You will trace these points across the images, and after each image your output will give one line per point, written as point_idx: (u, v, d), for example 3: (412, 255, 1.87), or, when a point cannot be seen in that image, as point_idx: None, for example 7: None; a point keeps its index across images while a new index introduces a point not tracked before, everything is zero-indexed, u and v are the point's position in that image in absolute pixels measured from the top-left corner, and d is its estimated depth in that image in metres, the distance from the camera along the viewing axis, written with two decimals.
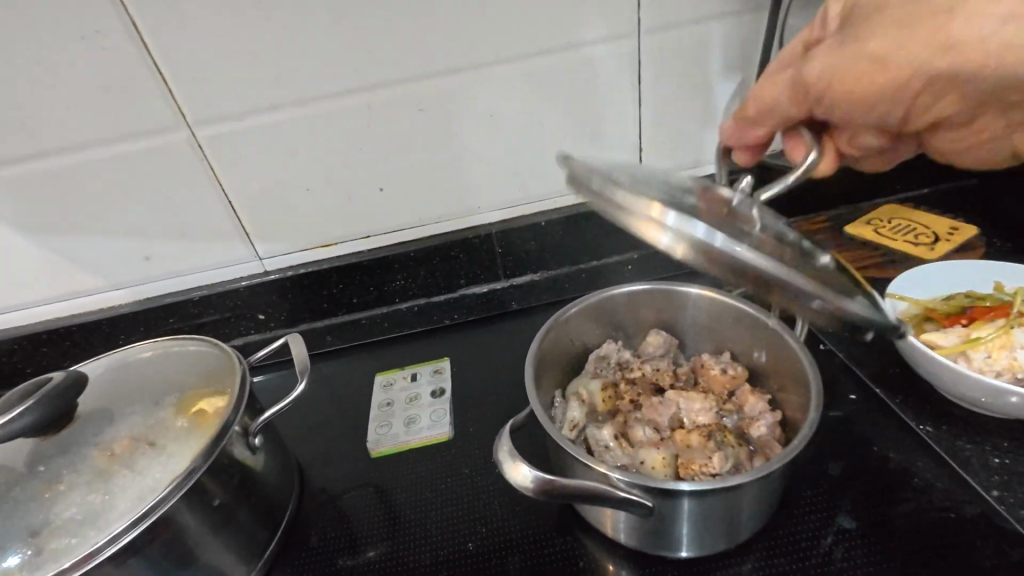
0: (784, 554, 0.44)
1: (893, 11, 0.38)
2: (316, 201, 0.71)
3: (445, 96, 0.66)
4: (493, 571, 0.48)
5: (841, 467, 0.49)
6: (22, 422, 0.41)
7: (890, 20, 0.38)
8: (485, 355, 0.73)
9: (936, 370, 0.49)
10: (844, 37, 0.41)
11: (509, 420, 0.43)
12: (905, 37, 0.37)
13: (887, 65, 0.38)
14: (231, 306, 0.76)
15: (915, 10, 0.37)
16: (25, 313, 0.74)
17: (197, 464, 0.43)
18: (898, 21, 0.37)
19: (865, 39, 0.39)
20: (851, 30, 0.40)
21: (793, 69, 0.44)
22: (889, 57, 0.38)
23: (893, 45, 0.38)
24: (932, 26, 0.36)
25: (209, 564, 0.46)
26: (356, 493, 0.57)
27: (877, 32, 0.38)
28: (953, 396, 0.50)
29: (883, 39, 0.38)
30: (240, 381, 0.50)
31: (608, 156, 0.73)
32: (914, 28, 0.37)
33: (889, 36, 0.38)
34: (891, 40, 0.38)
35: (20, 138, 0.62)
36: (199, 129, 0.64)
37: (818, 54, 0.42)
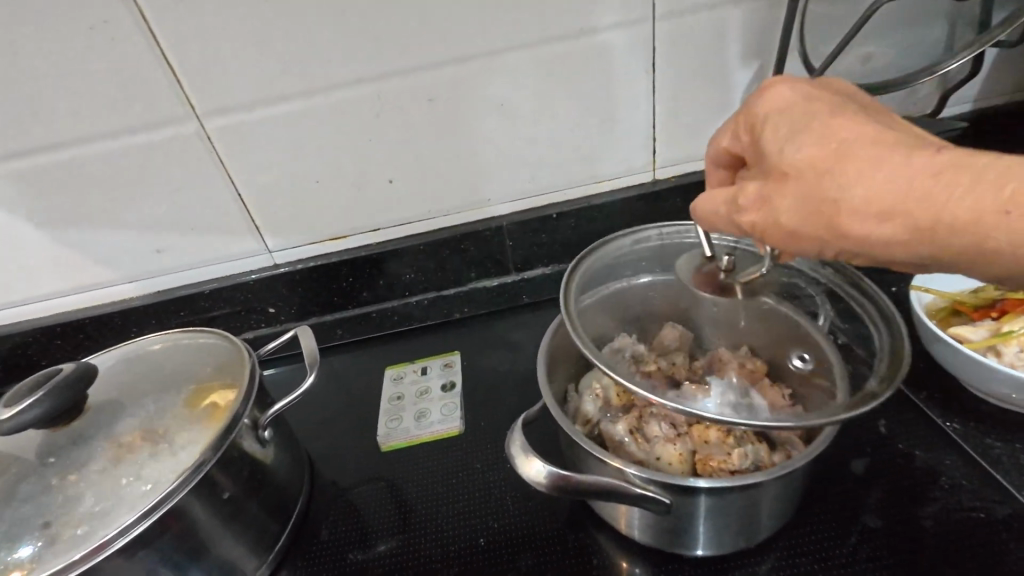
0: (806, 553, 0.43)
1: (798, 182, 0.35)
2: (325, 193, 0.70)
3: (455, 86, 0.65)
4: (505, 567, 0.47)
5: (864, 465, 0.48)
6: (33, 412, 0.41)
7: (795, 191, 0.36)
8: (496, 350, 0.72)
9: (965, 366, 0.47)
10: (759, 191, 0.38)
11: (522, 414, 0.42)
12: (805, 213, 0.36)
13: (799, 234, 0.36)
14: (241, 299, 0.75)
15: (810, 188, 0.35)
16: (38, 306, 0.74)
17: (206, 457, 0.43)
18: (796, 194, 0.36)
19: (775, 201, 0.37)
20: (766, 185, 0.38)
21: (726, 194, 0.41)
22: (795, 229, 0.36)
23: (798, 220, 0.36)
24: (827, 207, 0.35)
25: (220, 556, 0.46)
26: (367, 487, 0.57)
27: (784, 201, 0.36)
28: (981, 392, 0.49)
29: (789, 211, 0.36)
30: (250, 375, 0.49)
31: (621, 146, 0.72)
32: (816, 206, 0.35)
33: (798, 210, 0.36)
34: (797, 213, 0.36)
35: (31, 132, 0.62)
36: (209, 121, 0.64)
37: (740, 202, 0.39)
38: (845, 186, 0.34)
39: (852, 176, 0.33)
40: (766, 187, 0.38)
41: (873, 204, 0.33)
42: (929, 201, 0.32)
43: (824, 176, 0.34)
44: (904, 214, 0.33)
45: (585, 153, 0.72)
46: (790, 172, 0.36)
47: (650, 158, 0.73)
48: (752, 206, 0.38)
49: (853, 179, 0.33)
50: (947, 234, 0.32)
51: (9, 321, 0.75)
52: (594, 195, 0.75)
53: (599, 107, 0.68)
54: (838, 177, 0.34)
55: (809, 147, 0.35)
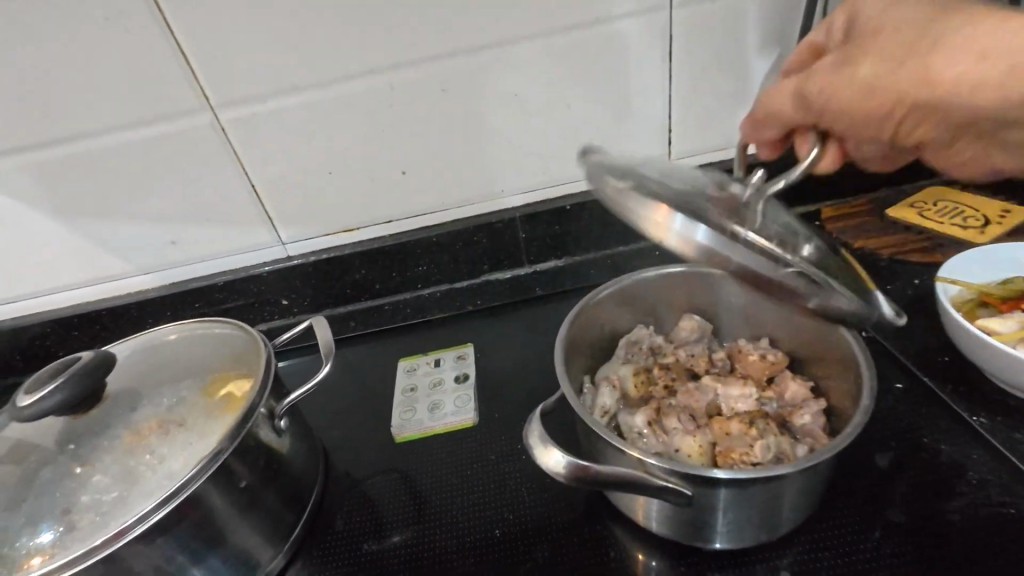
0: (828, 548, 0.42)
1: (870, 61, 0.37)
2: (338, 185, 0.70)
3: (468, 76, 0.64)
4: (521, 559, 0.47)
5: (888, 460, 0.47)
6: (54, 399, 0.41)
7: (878, 60, 0.37)
8: (508, 343, 0.72)
9: (994, 358, 0.46)
10: (834, 64, 0.38)
11: (540, 404, 0.42)
12: (877, 83, 0.37)
13: (881, 87, 0.37)
14: (255, 291, 0.76)
15: (897, 70, 0.36)
16: (56, 297, 0.75)
17: (223, 446, 0.43)
18: (876, 67, 0.37)
19: (858, 69, 0.37)
20: (840, 57, 0.38)
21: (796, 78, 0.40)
22: (874, 86, 0.37)
23: (879, 82, 0.37)
24: (900, 79, 0.36)
25: (237, 545, 0.46)
26: (381, 478, 0.57)
27: (865, 65, 0.37)
28: (1010, 386, 0.47)
29: (866, 70, 0.37)
30: (266, 364, 0.49)
31: (636, 137, 0.71)
32: (892, 73, 0.36)
33: (874, 74, 0.37)
34: (879, 75, 0.37)
35: (48, 123, 0.62)
36: (222, 112, 0.64)
37: (808, 93, 0.39)
38: (928, 65, 0.35)
39: (930, 53, 0.35)
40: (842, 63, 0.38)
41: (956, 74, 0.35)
42: None
43: (910, 59, 0.36)
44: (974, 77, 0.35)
45: (600, 144, 0.71)
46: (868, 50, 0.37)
47: (666, 149, 0.72)
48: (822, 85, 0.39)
49: (934, 66, 0.35)
50: None
51: (28, 312, 0.76)
52: None
53: (614, 97, 0.67)
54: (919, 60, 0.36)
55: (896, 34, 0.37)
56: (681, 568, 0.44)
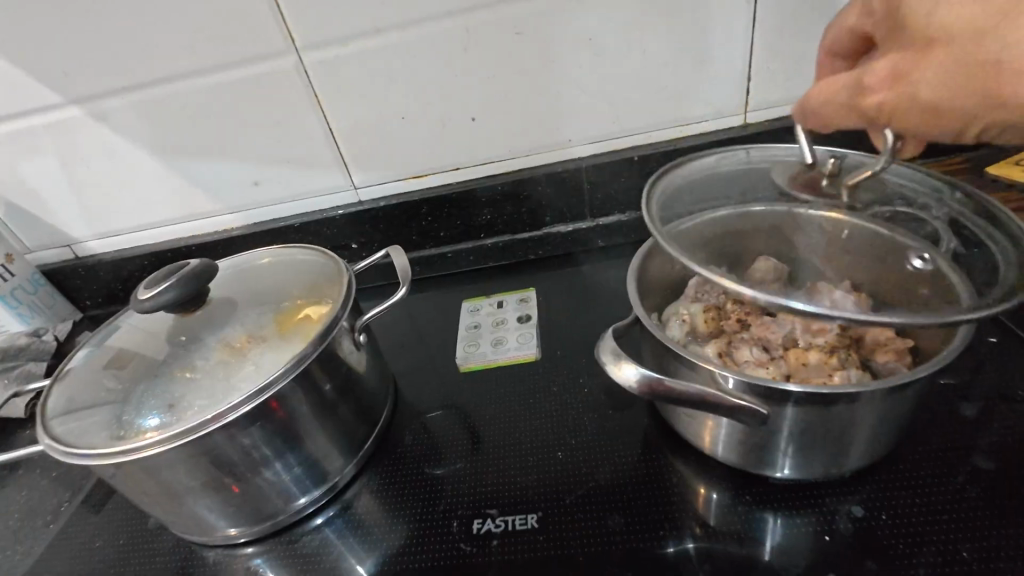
0: (906, 488, 0.42)
1: (946, 49, 0.33)
2: (411, 130, 0.72)
3: (545, 17, 0.64)
4: (583, 479, 0.48)
5: (973, 410, 0.46)
6: (170, 294, 0.47)
7: (949, 56, 0.33)
8: (571, 291, 0.73)
9: None
10: (893, 66, 0.36)
11: (611, 327, 0.43)
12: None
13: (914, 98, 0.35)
14: (328, 233, 0.80)
15: (962, 53, 0.33)
16: (154, 232, 0.81)
17: (308, 351, 0.46)
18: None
19: (912, 77, 0.35)
20: (904, 57, 0.35)
21: (851, 87, 0.38)
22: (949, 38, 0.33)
23: (960, 16, 0.33)
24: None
25: (316, 447, 0.49)
26: (445, 405, 0.59)
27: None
28: None
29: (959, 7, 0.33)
30: (347, 288, 0.53)
31: (713, 85, 0.68)
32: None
33: (957, 64, 0.33)
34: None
35: (148, 63, 0.66)
36: (307, 55, 0.66)
37: (866, 84, 0.37)
38: (1003, 50, 0.32)
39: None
40: (901, 59, 0.35)
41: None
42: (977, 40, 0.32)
43: (987, 36, 0.32)
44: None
45: (674, 92, 0.69)
46: (938, 40, 0.34)
47: (743, 101, 0.69)
48: (883, 87, 0.36)
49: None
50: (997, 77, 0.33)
51: (128, 245, 0.83)
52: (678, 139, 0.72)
53: (691, 41, 0.65)
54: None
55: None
56: (745, 497, 0.44)
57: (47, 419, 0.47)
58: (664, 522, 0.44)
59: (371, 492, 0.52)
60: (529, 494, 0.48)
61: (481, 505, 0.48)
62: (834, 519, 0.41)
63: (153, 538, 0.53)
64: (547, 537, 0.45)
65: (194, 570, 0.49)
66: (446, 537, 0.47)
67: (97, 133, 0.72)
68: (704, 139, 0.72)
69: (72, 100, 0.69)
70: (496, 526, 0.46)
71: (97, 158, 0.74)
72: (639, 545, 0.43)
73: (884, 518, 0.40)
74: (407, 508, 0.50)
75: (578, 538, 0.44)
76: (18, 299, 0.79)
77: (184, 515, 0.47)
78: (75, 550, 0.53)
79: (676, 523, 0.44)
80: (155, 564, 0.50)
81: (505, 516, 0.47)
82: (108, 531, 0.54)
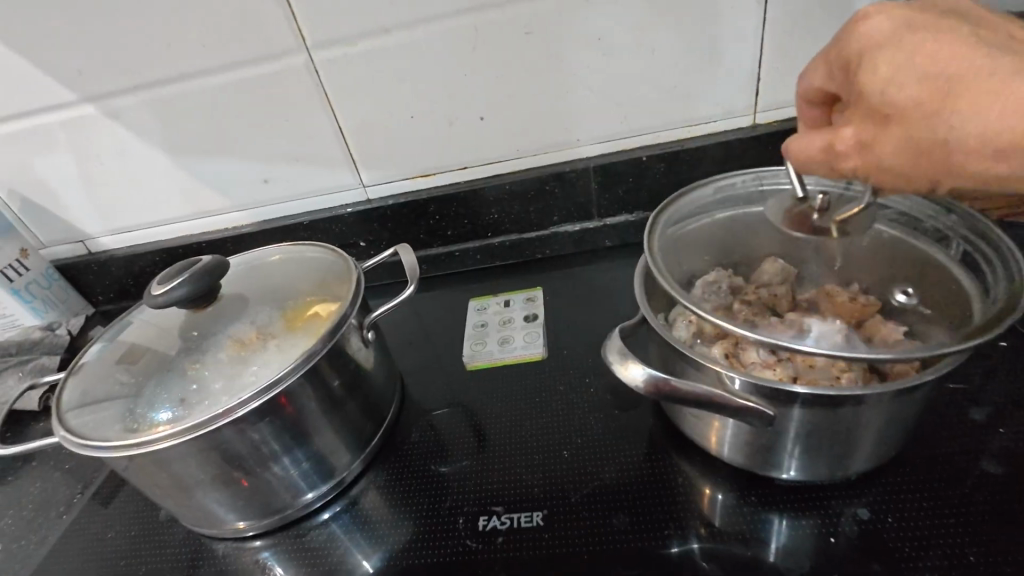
0: (913, 491, 0.42)
1: (901, 124, 0.34)
2: (419, 129, 0.72)
3: (554, 17, 0.64)
4: (588, 478, 0.48)
5: (983, 415, 0.45)
6: (182, 290, 0.47)
7: (907, 129, 0.34)
8: (578, 291, 0.73)
9: None
10: (858, 134, 0.36)
11: (618, 326, 0.43)
12: (928, 74, 0.33)
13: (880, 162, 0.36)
14: (336, 231, 0.80)
15: (915, 129, 0.34)
16: (165, 229, 0.82)
17: (317, 348, 0.47)
18: (943, 59, 0.33)
19: (877, 145, 0.36)
20: (867, 127, 0.36)
21: (822, 148, 0.38)
22: (902, 114, 0.34)
23: (911, 94, 0.33)
24: (937, 73, 0.33)
25: (323, 443, 0.50)
26: (451, 404, 0.60)
27: (886, 57, 0.34)
28: None
29: (909, 85, 0.33)
30: (356, 285, 0.53)
31: (722, 86, 0.68)
32: (925, 68, 0.33)
33: (914, 137, 0.34)
34: (901, 69, 0.34)
35: (161, 61, 0.67)
36: (318, 54, 0.67)
37: (836, 148, 0.37)
38: (954, 127, 0.33)
39: (967, 51, 0.33)
40: (863, 128, 0.36)
41: (984, 133, 0.32)
42: (929, 115, 0.33)
43: (936, 113, 0.33)
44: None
45: (682, 92, 0.69)
46: (895, 114, 0.34)
47: (752, 101, 0.69)
48: (851, 152, 0.37)
49: (977, 104, 0.32)
50: (954, 149, 0.33)
51: (140, 241, 0.84)
52: (687, 139, 0.72)
53: (701, 41, 0.65)
54: (969, 97, 0.32)
55: (906, 20, 0.35)
56: (751, 497, 0.44)
57: (62, 412, 0.48)
58: (670, 521, 0.44)
59: (378, 488, 0.53)
60: (534, 492, 0.48)
61: (487, 502, 0.49)
62: (840, 522, 0.41)
63: (163, 531, 0.53)
64: (552, 535, 0.45)
65: (203, 562, 0.50)
66: (452, 534, 0.47)
67: (109, 130, 0.73)
68: (713, 140, 0.71)
69: (86, 98, 0.70)
70: (501, 524, 0.47)
71: (110, 156, 0.75)
72: (645, 544, 0.43)
73: (890, 521, 0.40)
74: (413, 504, 0.51)
75: (583, 537, 0.44)
76: (32, 294, 0.81)
77: (194, 508, 0.48)
78: (87, 540, 0.54)
79: (682, 523, 0.44)
80: (165, 556, 0.51)
81: (510, 514, 0.47)
82: (119, 523, 0.55)
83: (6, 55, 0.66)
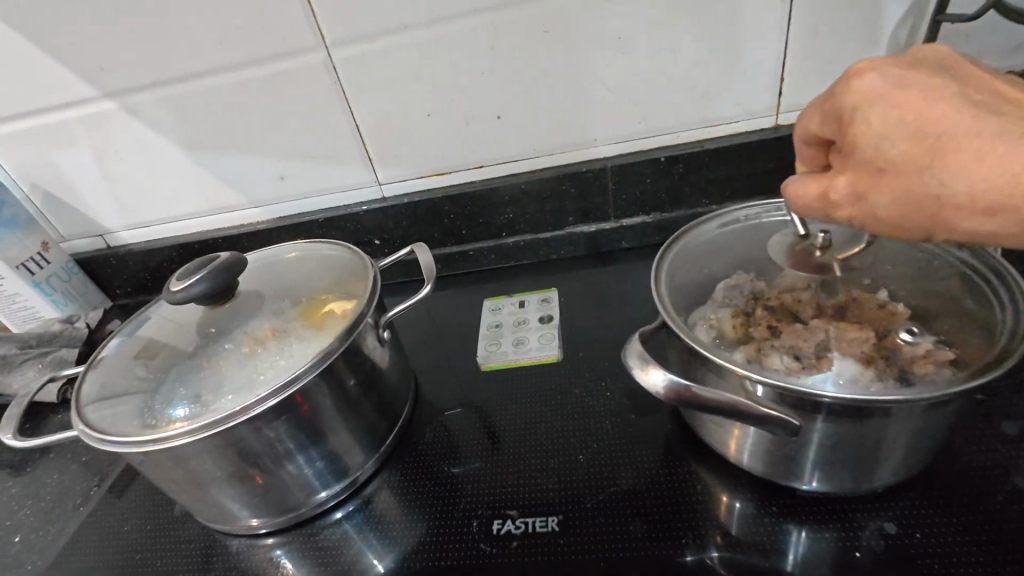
0: (941, 507, 0.40)
1: (895, 178, 0.33)
2: (436, 128, 0.72)
3: (575, 16, 0.63)
4: (605, 483, 0.48)
5: (1015, 428, 0.44)
6: (201, 287, 0.47)
7: (899, 182, 0.33)
8: (593, 293, 0.72)
9: None
10: (852, 185, 0.35)
11: (638, 331, 0.42)
12: (917, 131, 0.32)
13: (876, 213, 0.34)
14: (351, 229, 0.80)
15: (908, 183, 0.32)
16: (182, 224, 0.83)
17: (333, 348, 0.46)
18: (934, 117, 0.32)
19: (871, 197, 0.34)
20: (859, 178, 0.34)
21: (814, 196, 0.36)
22: (894, 168, 0.32)
23: (902, 149, 0.32)
24: (927, 130, 0.32)
25: (337, 442, 0.50)
26: (464, 406, 0.59)
27: (878, 111, 0.33)
28: None
29: (900, 141, 0.32)
30: (373, 283, 0.53)
31: (744, 86, 0.67)
32: (915, 125, 0.32)
33: (908, 192, 0.32)
34: (894, 123, 0.32)
35: (181, 57, 0.67)
36: (336, 52, 0.67)
37: (831, 197, 0.36)
38: (948, 184, 0.31)
39: (956, 110, 0.32)
40: (857, 179, 0.34)
41: (976, 190, 0.30)
42: (921, 172, 0.32)
43: (926, 170, 0.32)
44: (1013, 208, 0.30)
45: (704, 93, 0.68)
46: (889, 168, 0.33)
47: (775, 102, 0.68)
48: (845, 202, 0.35)
49: (967, 162, 0.30)
50: (950, 205, 0.32)
51: (158, 236, 0.84)
52: (707, 140, 0.71)
53: (724, 41, 0.64)
54: (957, 155, 0.31)
55: (897, 77, 0.34)
56: (771, 508, 0.43)
57: (81, 405, 0.48)
58: (688, 529, 0.43)
59: (391, 489, 0.53)
60: (549, 497, 0.48)
61: (501, 505, 0.48)
62: (865, 535, 0.40)
63: (178, 525, 0.54)
64: (567, 541, 0.44)
65: (216, 559, 0.50)
66: (465, 537, 0.47)
67: (129, 125, 0.73)
68: (733, 141, 0.70)
69: (107, 93, 0.70)
70: (516, 528, 0.46)
71: (129, 151, 0.76)
72: (663, 552, 0.42)
73: (917, 537, 0.39)
74: (426, 505, 0.50)
75: (600, 543, 0.44)
76: (52, 287, 0.82)
77: (209, 503, 0.48)
78: (104, 533, 0.54)
79: (699, 532, 0.43)
80: (180, 551, 0.51)
81: (525, 518, 0.47)
82: (136, 516, 0.55)
83: (30, 50, 0.67)
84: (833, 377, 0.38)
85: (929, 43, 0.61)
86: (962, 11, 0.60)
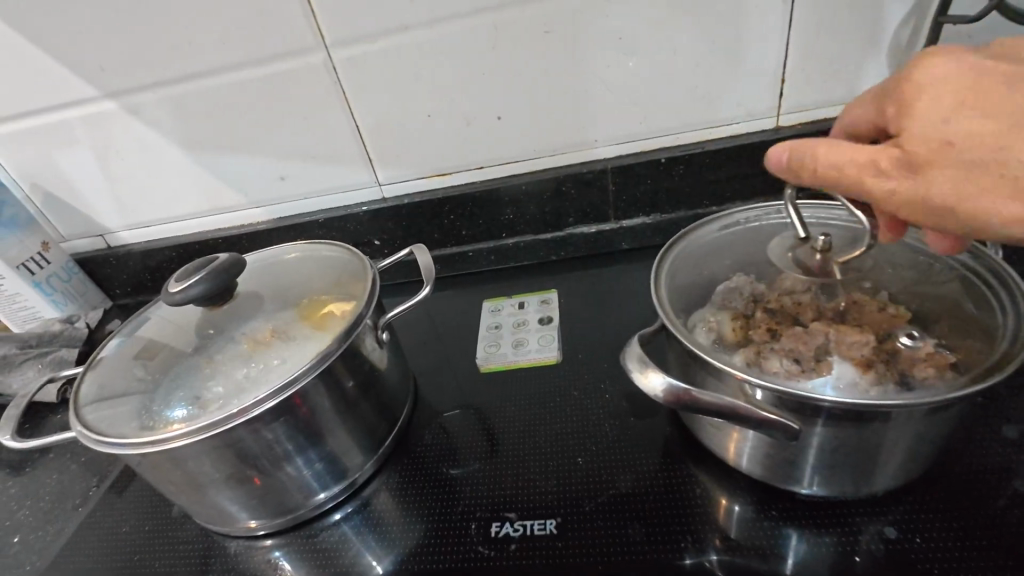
0: (942, 511, 0.40)
1: (958, 153, 0.32)
2: (436, 128, 0.72)
3: (575, 16, 0.63)
4: (604, 486, 0.47)
5: (1016, 432, 0.44)
6: (199, 288, 0.47)
7: (960, 161, 0.32)
8: (593, 294, 0.72)
9: None
10: (908, 156, 0.34)
11: (637, 333, 0.42)
12: (989, 113, 0.32)
13: (926, 189, 0.33)
14: (351, 229, 0.80)
15: (972, 159, 0.32)
16: (182, 224, 0.83)
17: (332, 350, 0.46)
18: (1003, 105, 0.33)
19: (926, 172, 0.33)
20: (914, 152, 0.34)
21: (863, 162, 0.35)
22: (959, 145, 0.32)
23: (972, 125, 0.32)
24: (996, 114, 0.32)
25: (336, 444, 0.49)
26: (463, 408, 0.59)
27: (947, 89, 0.34)
28: None
29: (967, 120, 0.33)
30: (372, 285, 0.53)
31: (745, 87, 0.67)
32: (984, 108, 0.33)
33: (970, 169, 0.32)
34: (964, 102, 0.33)
35: (182, 58, 0.67)
36: (336, 52, 0.66)
37: (881, 167, 0.34)
38: (1013, 164, 0.31)
39: None
40: (916, 152, 0.34)
41: None
42: (987, 150, 0.32)
43: (993, 150, 0.32)
44: None
45: (704, 93, 0.67)
46: (955, 142, 0.32)
47: (776, 103, 0.68)
48: (896, 174, 0.34)
49: None
50: (1008, 191, 0.32)
51: (158, 236, 0.84)
52: (709, 141, 0.71)
53: (725, 42, 0.64)
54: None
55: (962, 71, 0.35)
56: (771, 511, 0.43)
57: (80, 406, 0.48)
58: (687, 533, 0.43)
59: (389, 491, 0.53)
60: (548, 500, 0.48)
61: (499, 508, 0.48)
62: (865, 539, 0.40)
63: (177, 526, 0.54)
64: (566, 544, 0.44)
65: (215, 560, 0.50)
66: (464, 539, 0.47)
67: (130, 126, 0.73)
68: (734, 142, 0.70)
69: (108, 93, 0.70)
70: (514, 531, 0.46)
71: (130, 151, 0.76)
72: (662, 556, 0.42)
73: (917, 541, 0.39)
74: (424, 507, 0.50)
75: (598, 546, 0.43)
76: (52, 287, 0.82)
77: (207, 504, 0.48)
78: (103, 534, 0.54)
79: (699, 536, 0.43)
80: (179, 552, 0.51)
81: (524, 520, 0.46)
82: (135, 517, 0.55)
83: (31, 50, 0.67)
84: (833, 382, 0.38)
85: (931, 44, 0.61)
86: (964, 12, 0.60)
